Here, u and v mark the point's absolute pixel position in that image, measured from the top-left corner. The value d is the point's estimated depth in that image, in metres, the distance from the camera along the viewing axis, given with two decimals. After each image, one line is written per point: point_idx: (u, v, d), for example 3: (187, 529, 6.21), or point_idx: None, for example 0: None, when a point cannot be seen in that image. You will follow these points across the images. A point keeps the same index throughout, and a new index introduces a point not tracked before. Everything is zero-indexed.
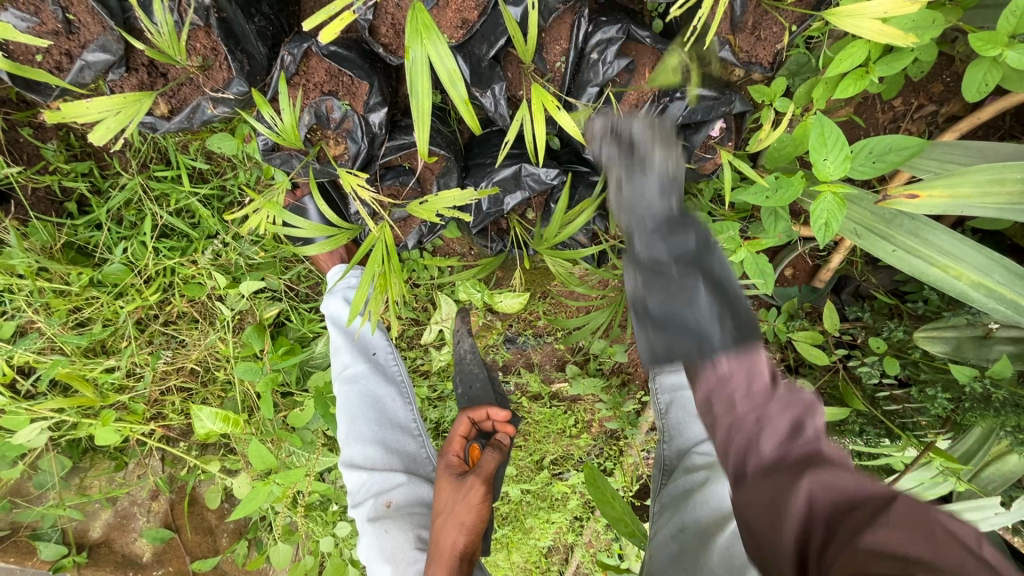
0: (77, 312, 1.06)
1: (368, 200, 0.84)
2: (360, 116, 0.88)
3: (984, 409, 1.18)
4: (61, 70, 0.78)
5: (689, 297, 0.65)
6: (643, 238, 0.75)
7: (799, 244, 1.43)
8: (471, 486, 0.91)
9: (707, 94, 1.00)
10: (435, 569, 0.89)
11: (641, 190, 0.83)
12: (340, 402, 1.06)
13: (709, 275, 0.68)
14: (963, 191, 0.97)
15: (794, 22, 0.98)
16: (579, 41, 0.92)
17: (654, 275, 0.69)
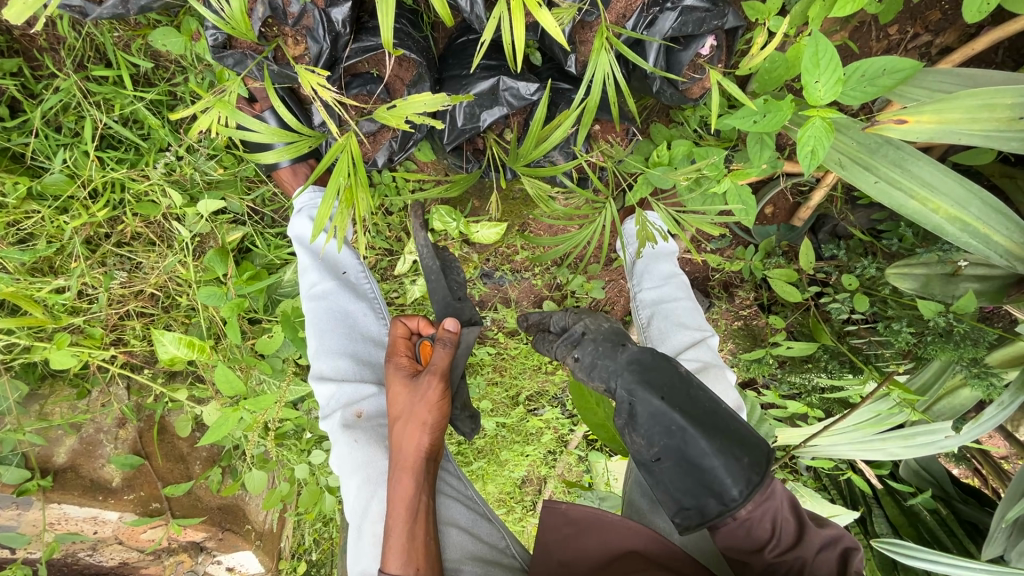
0: (16, 227, 0.98)
1: (331, 102, 0.77)
2: (321, 11, 0.80)
3: (944, 342, 1.19)
4: None
5: (694, 446, 0.72)
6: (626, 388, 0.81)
7: (781, 179, 1.40)
8: (428, 385, 0.88)
9: (698, 5, 0.95)
10: (401, 473, 0.89)
11: (599, 360, 0.87)
12: (308, 318, 1.03)
13: (695, 395, 0.77)
14: (950, 116, 0.95)
15: None
16: None
17: (641, 429, 0.77)
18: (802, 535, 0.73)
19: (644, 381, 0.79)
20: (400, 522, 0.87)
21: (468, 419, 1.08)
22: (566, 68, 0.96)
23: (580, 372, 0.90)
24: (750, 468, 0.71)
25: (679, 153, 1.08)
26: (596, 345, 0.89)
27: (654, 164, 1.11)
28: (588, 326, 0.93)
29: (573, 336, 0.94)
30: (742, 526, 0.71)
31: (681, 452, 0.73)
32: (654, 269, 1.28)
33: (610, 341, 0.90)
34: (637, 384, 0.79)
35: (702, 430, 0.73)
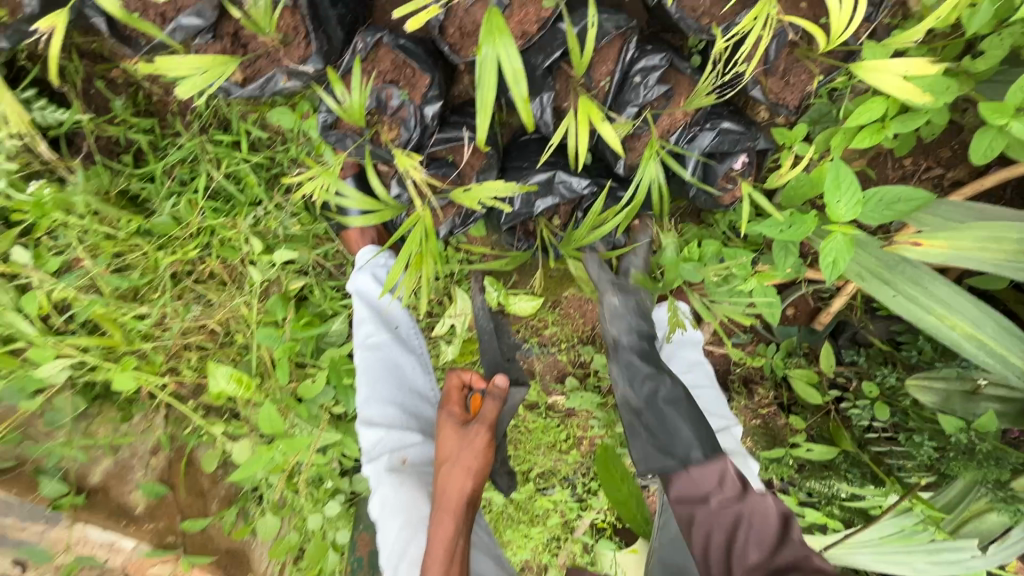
0: (119, 257, 1.10)
1: (418, 181, 0.93)
2: (417, 106, 0.94)
3: (967, 460, 1.20)
4: (162, 19, 0.83)
5: (676, 420, 1.09)
6: (630, 359, 1.17)
7: (804, 285, 1.49)
8: (478, 433, 0.99)
9: (733, 128, 1.09)
10: (442, 515, 0.96)
11: (626, 316, 1.19)
12: (363, 367, 1.11)
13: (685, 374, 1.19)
14: (959, 244, 1.07)
15: (822, 72, 1.05)
16: (625, 65, 0.99)
17: (633, 380, 1.15)
18: (743, 493, 0.99)
19: (642, 355, 1.18)
20: (437, 563, 0.94)
21: (507, 476, 1.33)
22: (616, 169, 1.09)
23: (609, 315, 1.20)
24: (713, 444, 1.06)
25: (708, 252, 1.20)
26: (626, 304, 1.20)
27: (685, 259, 1.21)
28: (639, 290, 1.22)
29: (622, 283, 1.21)
30: (690, 481, 1.02)
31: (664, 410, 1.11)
32: (678, 355, 1.33)
33: (638, 311, 1.21)
34: (639, 345, 1.18)
35: (692, 416, 1.09)
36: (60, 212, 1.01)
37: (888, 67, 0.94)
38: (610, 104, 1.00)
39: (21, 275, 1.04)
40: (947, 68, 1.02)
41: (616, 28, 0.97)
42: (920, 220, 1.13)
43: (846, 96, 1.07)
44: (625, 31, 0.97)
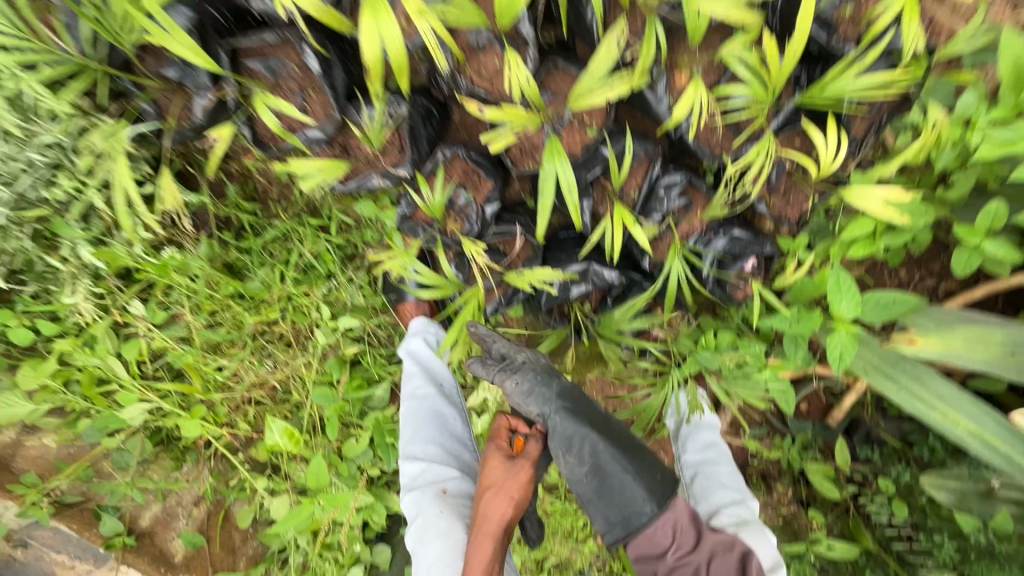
0: (216, 312, 1.26)
1: (481, 263, 1.15)
2: (479, 205, 1.14)
3: (990, 561, 1.26)
4: (292, 130, 1.02)
5: (620, 477, 0.95)
6: (565, 417, 1.01)
7: (814, 381, 1.59)
8: (523, 465, 1.03)
9: (743, 235, 1.26)
10: (483, 537, 0.99)
11: (536, 389, 1.06)
12: (407, 415, 1.25)
13: (613, 425, 1.03)
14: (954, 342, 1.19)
15: (817, 194, 1.25)
16: (650, 181, 1.17)
17: (570, 444, 0.99)
18: (697, 538, 0.96)
19: (573, 411, 1.02)
20: None
21: (535, 525, 1.19)
22: (642, 263, 1.27)
23: (517, 396, 1.06)
24: (660, 484, 0.95)
25: (724, 342, 1.34)
26: (533, 373, 1.08)
27: (702, 347, 1.36)
28: (528, 359, 1.12)
29: (514, 363, 1.12)
30: (645, 538, 0.94)
31: (605, 467, 0.96)
32: (699, 435, 1.41)
33: (545, 376, 1.08)
34: (567, 401, 1.03)
35: (620, 449, 0.98)
36: (179, 274, 1.19)
37: (871, 194, 1.14)
38: (640, 211, 1.19)
39: (130, 324, 1.19)
40: (924, 196, 1.21)
41: (642, 154, 1.16)
42: (916, 321, 1.24)
43: (840, 214, 1.25)
44: (649, 156, 1.16)
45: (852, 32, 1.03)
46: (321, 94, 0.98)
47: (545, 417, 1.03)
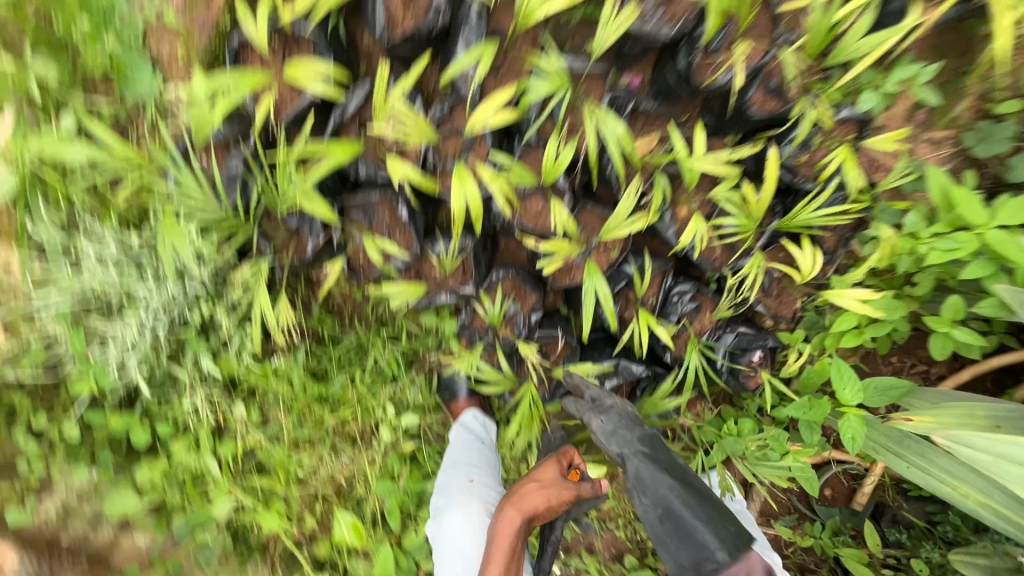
0: (306, 411, 1.40)
1: (534, 360, 1.38)
2: (525, 313, 1.39)
3: None
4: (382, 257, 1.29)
5: (695, 522, 1.04)
6: (643, 463, 1.13)
7: (834, 465, 1.73)
8: (569, 488, 1.16)
9: (748, 330, 1.50)
10: (510, 509, 1.11)
11: (619, 429, 1.19)
12: (454, 443, 1.42)
13: (688, 476, 1.13)
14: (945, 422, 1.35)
15: (804, 295, 1.50)
16: (665, 290, 1.43)
17: (646, 487, 1.10)
18: None
19: (650, 458, 1.15)
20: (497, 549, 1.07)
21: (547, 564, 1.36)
22: (664, 356, 1.48)
23: (600, 434, 1.20)
24: (733, 539, 1.02)
25: (745, 427, 1.49)
26: (618, 419, 1.22)
27: (727, 433, 1.51)
28: (615, 404, 1.26)
29: (602, 406, 1.26)
30: None
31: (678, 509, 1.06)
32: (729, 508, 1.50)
33: (629, 421, 1.22)
34: (645, 451, 1.16)
35: (697, 500, 1.08)
36: (279, 380, 1.37)
37: (847, 294, 1.39)
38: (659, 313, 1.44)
39: (230, 425, 1.35)
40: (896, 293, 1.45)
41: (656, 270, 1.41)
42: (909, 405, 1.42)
43: (828, 310, 1.48)
44: (661, 271, 1.41)
45: (810, 173, 1.35)
46: (404, 229, 1.26)
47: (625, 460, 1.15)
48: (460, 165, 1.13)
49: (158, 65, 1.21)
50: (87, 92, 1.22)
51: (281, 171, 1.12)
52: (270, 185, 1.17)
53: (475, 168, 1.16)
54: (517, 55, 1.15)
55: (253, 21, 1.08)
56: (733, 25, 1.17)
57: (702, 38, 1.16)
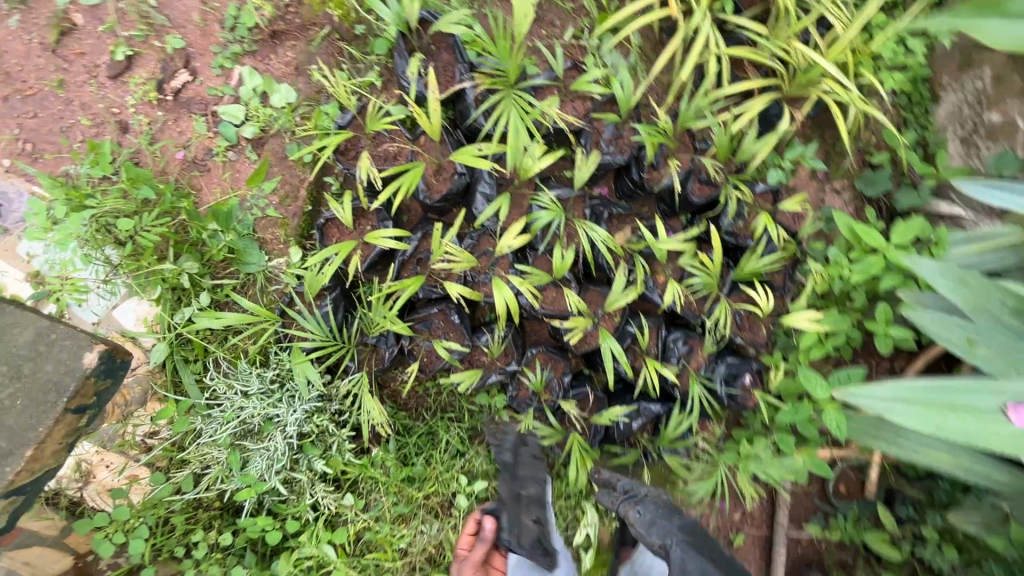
0: (401, 489, 1.68)
1: (575, 413, 1.71)
2: (559, 377, 1.74)
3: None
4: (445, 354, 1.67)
5: None
6: (678, 548, 1.40)
7: (839, 461, 2.02)
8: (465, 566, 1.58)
9: (734, 360, 1.86)
10: None
11: (657, 519, 1.48)
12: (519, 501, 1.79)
13: (716, 551, 1.42)
14: (898, 408, 1.19)
15: (771, 323, 1.89)
16: (664, 339, 1.80)
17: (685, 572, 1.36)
18: None
19: (685, 542, 1.42)
20: None
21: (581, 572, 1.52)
22: (675, 392, 1.79)
23: (641, 524, 1.49)
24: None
25: (750, 439, 1.82)
26: (651, 508, 1.52)
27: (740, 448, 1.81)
28: (647, 494, 1.57)
29: (636, 498, 1.56)
30: None
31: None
32: None
33: (659, 509, 1.52)
34: (683, 537, 1.43)
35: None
36: (375, 468, 1.66)
37: (795, 318, 1.79)
38: (663, 359, 1.79)
39: (342, 514, 1.62)
40: (841, 308, 1.84)
41: (653, 324, 1.78)
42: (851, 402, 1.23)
43: (793, 332, 1.86)
44: (658, 326, 1.79)
45: (748, 233, 1.80)
46: (456, 330, 1.67)
47: (665, 546, 1.43)
48: (495, 276, 1.57)
49: (264, 245, 1.64)
50: (215, 275, 1.63)
51: (373, 305, 1.55)
52: (365, 316, 1.59)
53: (504, 277, 1.60)
54: (522, 197, 1.65)
55: (340, 206, 1.55)
56: (665, 147, 1.69)
57: (646, 159, 1.66)
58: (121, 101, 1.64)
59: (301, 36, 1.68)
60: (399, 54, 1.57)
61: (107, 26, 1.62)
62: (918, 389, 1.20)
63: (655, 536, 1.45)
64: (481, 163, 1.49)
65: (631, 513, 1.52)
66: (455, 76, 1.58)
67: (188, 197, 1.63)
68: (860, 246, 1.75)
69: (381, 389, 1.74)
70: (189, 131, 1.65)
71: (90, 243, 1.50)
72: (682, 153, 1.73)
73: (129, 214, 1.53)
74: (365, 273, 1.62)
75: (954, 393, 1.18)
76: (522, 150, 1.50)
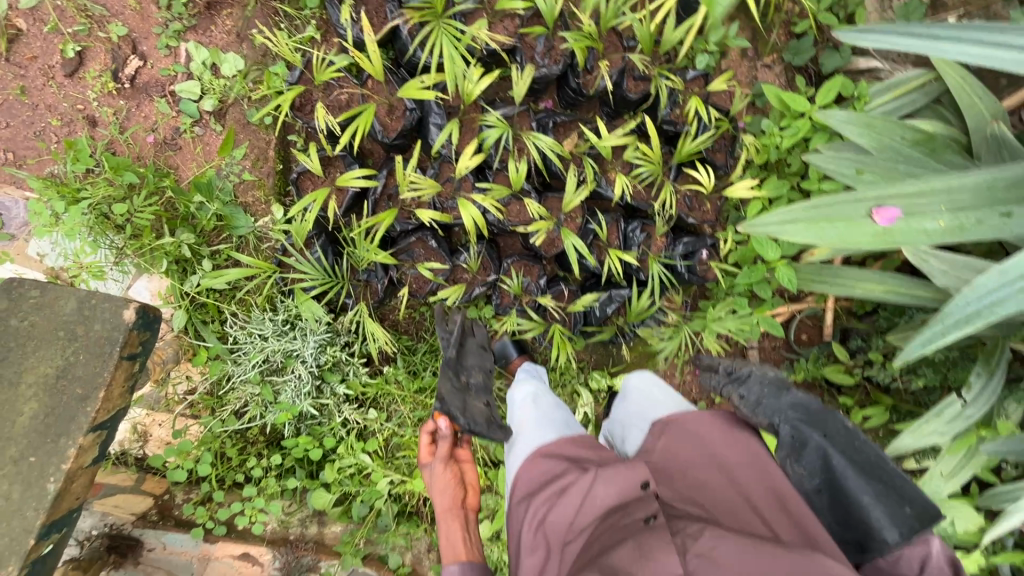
0: (417, 399, 1.91)
1: (552, 306, 1.91)
2: (536, 280, 1.96)
3: (957, 369, 1.82)
4: (432, 276, 1.87)
5: (861, 494, 1.10)
6: (792, 430, 1.21)
7: (797, 313, 2.25)
8: (440, 469, 1.42)
9: (691, 238, 2.02)
10: (450, 521, 1.35)
11: (764, 399, 1.31)
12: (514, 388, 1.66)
13: (849, 441, 1.17)
14: (792, 229, 1.14)
15: (718, 200, 2.06)
16: (624, 231, 1.99)
17: (796, 455, 1.20)
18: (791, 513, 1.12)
19: (806, 424, 1.21)
20: (452, 523, 1.35)
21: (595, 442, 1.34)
22: (641, 275, 2.00)
23: (745, 407, 1.34)
24: (910, 520, 1.05)
25: (714, 306, 2.04)
26: (761, 388, 1.34)
27: (706, 315, 2.04)
28: (754, 372, 1.41)
29: (740, 379, 1.42)
30: (887, 559, 1.07)
31: (836, 477, 1.14)
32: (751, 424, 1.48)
33: (773, 387, 1.34)
34: (801, 418, 1.22)
35: (857, 471, 1.13)
36: (390, 384, 1.90)
37: (739, 190, 1.93)
38: (625, 247, 1.99)
39: (370, 427, 1.87)
40: (780, 174, 2.01)
41: (612, 220, 1.97)
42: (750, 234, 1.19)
43: (740, 204, 2.04)
44: (616, 221, 1.99)
45: (684, 120, 1.94)
46: (434, 254, 1.86)
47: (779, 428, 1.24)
48: (460, 198, 1.74)
49: (248, 208, 1.80)
50: (211, 242, 1.79)
51: (357, 243, 1.73)
52: (352, 253, 1.78)
53: (469, 196, 1.78)
54: (471, 121, 1.80)
55: (308, 159, 1.70)
56: (595, 51, 1.80)
57: (578, 65, 1.78)
58: (82, 96, 1.74)
59: (235, 2, 1.76)
60: (331, 4, 1.66)
61: (51, 26, 1.71)
62: (809, 209, 1.13)
63: (767, 415, 1.28)
64: (426, 93, 1.61)
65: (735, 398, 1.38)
66: (387, 16, 1.69)
67: (169, 175, 1.76)
68: (788, 113, 1.90)
69: (384, 318, 1.96)
70: (154, 114, 1.77)
71: (95, 230, 1.67)
72: (612, 53, 1.85)
73: (120, 200, 1.68)
74: (344, 217, 1.79)
75: (845, 202, 1.10)
76: (460, 76, 1.62)
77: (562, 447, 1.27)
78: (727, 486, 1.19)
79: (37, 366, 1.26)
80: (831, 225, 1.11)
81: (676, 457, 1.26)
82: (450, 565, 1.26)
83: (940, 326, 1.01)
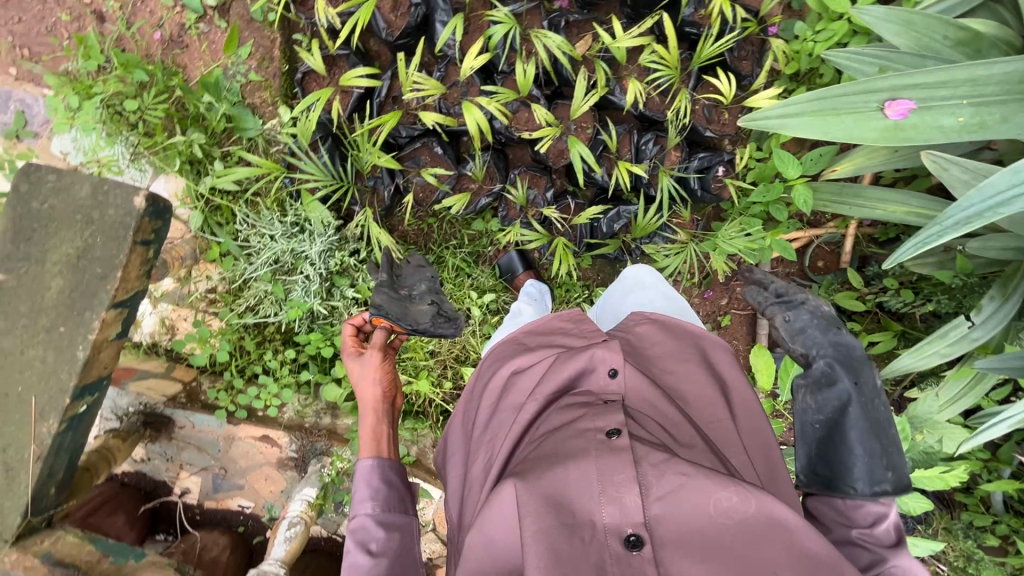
0: None
1: (556, 218, 1.91)
2: (542, 192, 1.94)
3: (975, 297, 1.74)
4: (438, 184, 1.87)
5: (858, 443, 1.06)
6: (827, 362, 1.17)
7: (816, 239, 2.16)
8: (371, 356, 1.47)
9: (707, 154, 1.93)
10: (365, 413, 1.39)
11: (808, 329, 1.27)
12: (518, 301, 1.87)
13: (874, 397, 1.12)
14: (797, 121, 1.17)
15: (741, 112, 1.94)
16: (636, 143, 1.92)
17: (817, 387, 1.15)
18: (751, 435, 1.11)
19: (843, 362, 1.16)
20: (369, 415, 1.39)
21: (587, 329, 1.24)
22: (652, 191, 1.95)
23: (786, 329, 1.31)
24: (886, 482, 1.02)
25: (725, 225, 1.98)
26: (811, 317, 1.28)
27: (716, 234, 1.98)
28: (809, 300, 1.34)
29: (791, 303, 1.35)
30: (845, 504, 1.03)
31: (844, 420, 1.09)
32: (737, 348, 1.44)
33: (825, 321, 1.27)
34: (837, 356, 1.18)
35: (868, 425, 1.08)
36: None
37: (760, 100, 1.80)
38: (636, 160, 1.92)
39: None
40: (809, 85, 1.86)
41: (624, 132, 1.91)
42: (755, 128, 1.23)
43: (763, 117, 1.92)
44: (629, 132, 1.92)
45: (708, 21, 1.79)
46: (439, 161, 1.85)
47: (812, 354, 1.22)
48: (464, 101, 1.69)
49: (255, 109, 1.80)
50: (222, 144, 1.81)
51: (361, 147, 1.74)
52: (356, 157, 1.78)
53: (473, 101, 1.73)
54: (477, 19, 1.73)
55: (310, 57, 1.67)
56: None
57: None
58: None
59: None
60: None
61: None
62: (816, 100, 1.15)
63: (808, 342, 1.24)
64: None
65: (781, 317, 1.33)
66: None
67: (177, 73, 1.76)
68: (826, 15, 1.73)
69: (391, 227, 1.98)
70: (158, 9, 1.75)
71: (109, 126, 1.71)
72: None
73: (131, 97, 1.71)
74: (347, 119, 1.78)
75: (857, 93, 1.11)
76: None
77: (546, 326, 1.27)
78: (712, 396, 1.11)
79: (59, 246, 1.35)
80: (837, 117, 1.14)
81: (659, 344, 1.20)
82: (364, 457, 1.29)
83: (938, 228, 0.97)
